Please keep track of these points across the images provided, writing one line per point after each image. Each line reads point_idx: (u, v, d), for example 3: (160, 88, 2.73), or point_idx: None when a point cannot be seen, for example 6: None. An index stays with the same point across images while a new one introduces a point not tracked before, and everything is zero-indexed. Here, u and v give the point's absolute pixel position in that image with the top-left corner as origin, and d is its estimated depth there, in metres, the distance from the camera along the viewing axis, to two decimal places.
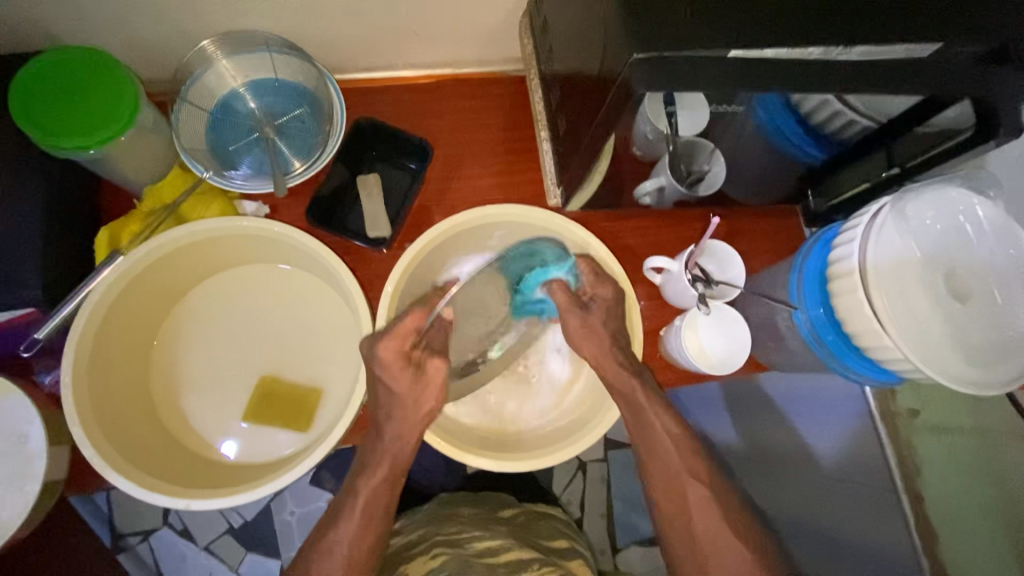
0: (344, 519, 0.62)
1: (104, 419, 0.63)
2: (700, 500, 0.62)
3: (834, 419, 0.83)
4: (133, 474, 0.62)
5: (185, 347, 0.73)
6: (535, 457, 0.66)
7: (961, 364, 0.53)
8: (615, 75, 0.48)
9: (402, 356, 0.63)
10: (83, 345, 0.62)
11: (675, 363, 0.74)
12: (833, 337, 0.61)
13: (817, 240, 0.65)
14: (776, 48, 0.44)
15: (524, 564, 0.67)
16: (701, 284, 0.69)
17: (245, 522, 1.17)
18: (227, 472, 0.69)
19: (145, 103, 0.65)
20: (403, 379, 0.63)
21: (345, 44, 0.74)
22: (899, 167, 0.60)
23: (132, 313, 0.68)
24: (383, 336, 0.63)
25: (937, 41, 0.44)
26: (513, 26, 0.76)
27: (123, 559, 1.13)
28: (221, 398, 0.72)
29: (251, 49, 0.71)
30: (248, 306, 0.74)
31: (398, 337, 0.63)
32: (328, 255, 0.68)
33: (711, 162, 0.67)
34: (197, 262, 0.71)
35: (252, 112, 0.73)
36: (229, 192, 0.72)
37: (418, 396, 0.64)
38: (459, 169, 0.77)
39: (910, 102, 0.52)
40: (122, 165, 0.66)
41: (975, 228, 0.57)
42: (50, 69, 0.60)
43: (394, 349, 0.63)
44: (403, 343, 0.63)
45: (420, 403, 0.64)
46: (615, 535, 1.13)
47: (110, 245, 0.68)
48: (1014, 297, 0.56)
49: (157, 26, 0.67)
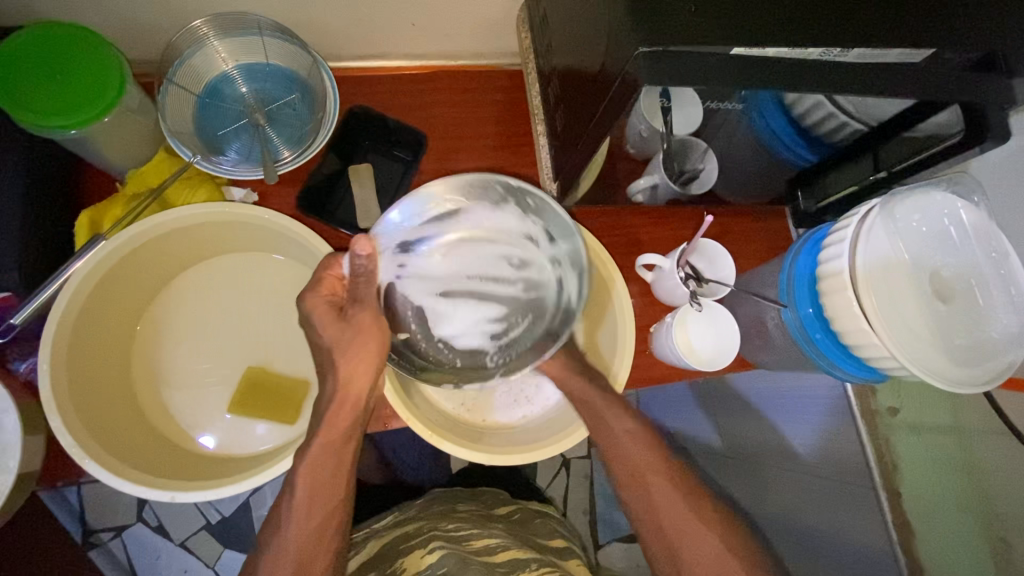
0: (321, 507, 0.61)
1: (82, 407, 0.61)
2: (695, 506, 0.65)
3: (798, 415, 0.90)
4: (109, 463, 0.60)
5: (169, 336, 0.71)
6: (569, 437, 0.67)
7: (946, 364, 0.55)
8: (618, 69, 0.48)
9: (330, 305, 0.60)
10: (62, 333, 0.60)
11: (663, 360, 0.74)
12: (821, 336, 0.62)
13: (807, 240, 0.66)
14: (778, 46, 0.44)
15: (520, 564, 0.68)
16: (692, 281, 0.70)
17: (223, 517, 1.15)
18: (209, 465, 0.67)
19: (132, 84, 0.63)
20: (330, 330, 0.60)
21: (341, 30, 0.73)
22: (885, 171, 0.61)
23: (112, 299, 0.66)
24: (307, 291, 0.60)
25: (932, 47, 0.46)
26: (512, 19, 0.76)
27: (94, 555, 1.10)
28: (207, 389, 0.70)
29: (242, 32, 0.68)
30: (237, 295, 0.72)
31: (322, 287, 0.61)
32: (316, 241, 0.67)
33: (704, 161, 0.68)
34: (180, 249, 0.69)
35: (242, 97, 0.71)
36: (217, 177, 0.70)
37: (348, 344, 0.60)
38: (452, 161, 0.76)
39: (899, 107, 0.52)
40: (105, 147, 0.64)
41: (959, 230, 0.59)
42: (30, 45, 0.58)
43: (319, 299, 0.60)
44: (328, 292, 0.61)
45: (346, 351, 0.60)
46: (598, 531, 1.17)
47: (91, 229, 0.66)
48: (993, 299, 0.58)
49: (146, 6, 0.65)
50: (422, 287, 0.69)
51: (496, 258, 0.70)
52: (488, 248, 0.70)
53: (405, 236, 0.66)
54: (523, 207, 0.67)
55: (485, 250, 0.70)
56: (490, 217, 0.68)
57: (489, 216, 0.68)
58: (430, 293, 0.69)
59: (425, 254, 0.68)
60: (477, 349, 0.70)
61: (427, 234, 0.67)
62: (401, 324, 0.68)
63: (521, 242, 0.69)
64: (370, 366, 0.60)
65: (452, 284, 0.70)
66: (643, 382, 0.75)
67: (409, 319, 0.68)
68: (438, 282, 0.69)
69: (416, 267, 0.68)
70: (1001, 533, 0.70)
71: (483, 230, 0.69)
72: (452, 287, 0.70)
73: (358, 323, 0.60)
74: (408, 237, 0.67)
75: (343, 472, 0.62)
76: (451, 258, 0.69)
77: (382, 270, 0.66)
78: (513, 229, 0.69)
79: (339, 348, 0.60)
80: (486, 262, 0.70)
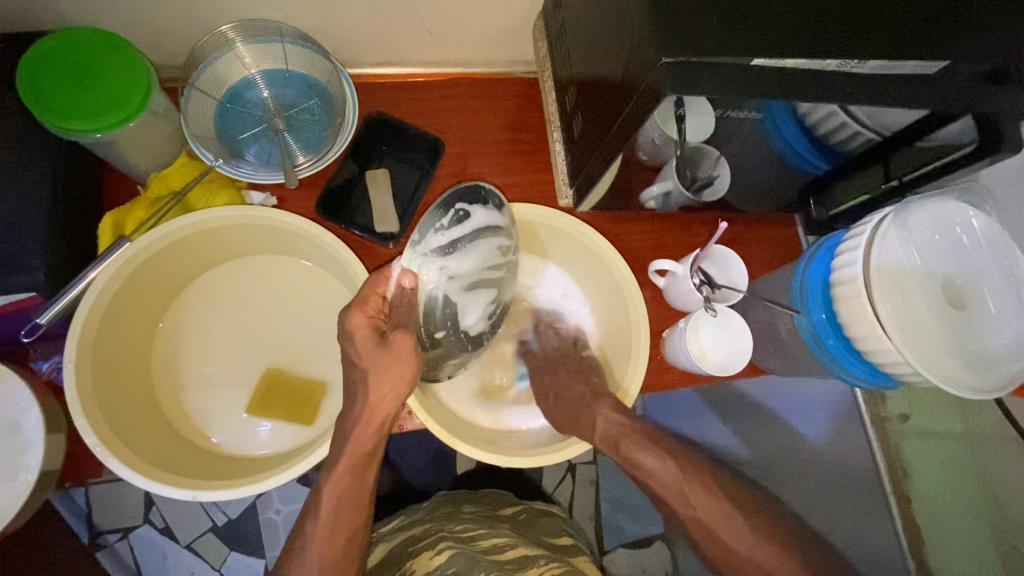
0: (350, 516, 0.63)
1: (105, 407, 0.62)
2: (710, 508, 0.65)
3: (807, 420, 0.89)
4: (133, 461, 0.60)
5: (187, 338, 0.72)
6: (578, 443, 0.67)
7: (958, 371, 0.56)
8: (640, 78, 0.49)
9: (370, 326, 0.61)
10: (87, 333, 0.61)
11: (675, 366, 0.75)
12: (835, 341, 0.63)
13: (820, 247, 0.66)
14: (796, 58, 0.46)
15: (528, 561, 0.68)
16: (706, 287, 0.71)
17: (229, 520, 1.15)
18: (226, 464, 0.68)
19: (158, 89, 0.64)
20: (366, 353, 0.61)
21: (360, 37, 0.74)
22: (897, 180, 0.62)
23: (134, 300, 0.66)
24: (350, 307, 0.61)
25: (944, 59, 0.47)
26: (528, 28, 0.78)
27: (100, 557, 1.10)
28: (223, 389, 0.71)
29: (265, 39, 0.70)
30: (255, 298, 0.73)
31: (367, 306, 0.61)
32: (333, 244, 0.68)
33: (717, 168, 0.69)
34: (201, 251, 0.70)
35: (263, 102, 0.72)
36: (237, 181, 0.71)
37: (381, 367, 0.60)
38: (469, 166, 0.77)
39: (914, 117, 0.53)
40: (130, 150, 0.65)
41: (970, 239, 0.60)
42: (61, 51, 0.59)
43: (361, 317, 0.60)
44: (370, 313, 0.61)
45: (379, 376, 0.60)
46: (603, 536, 1.17)
47: (114, 232, 0.67)
48: (1005, 307, 0.59)
49: (173, 13, 0.67)
50: (452, 286, 0.65)
51: (495, 251, 0.68)
52: (490, 241, 0.67)
53: (432, 237, 0.63)
54: (496, 201, 0.67)
55: (486, 243, 0.67)
56: (487, 212, 0.66)
57: (491, 211, 0.67)
58: (460, 286, 0.66)
59: (454, 252, 0.64)
60: (478, 330, 0.70)
61: (448, 235, 0.64)
62: (435, 324, 0.67)
63: (505, 234, 0.68)
64: (402, 380, 0.61)
65: (475, 278, 0.67)
66: (655, 385, 0.76)
67: (443, 318, 0.66)
68: (466, 278, 0.66)
69: (447, 268, 0.64)
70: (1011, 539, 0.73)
71: (479, 227, 0.66)
72: (475, 282, 0.67)
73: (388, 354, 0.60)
74: (439, 242, 0.63)
75: (360, 475, 0.63)
76: (468, 254, 0.65)
77: (419, 278, 0.63)
78: (495, 222, 0.67)
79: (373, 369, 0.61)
80: (490, 255, 0.67)
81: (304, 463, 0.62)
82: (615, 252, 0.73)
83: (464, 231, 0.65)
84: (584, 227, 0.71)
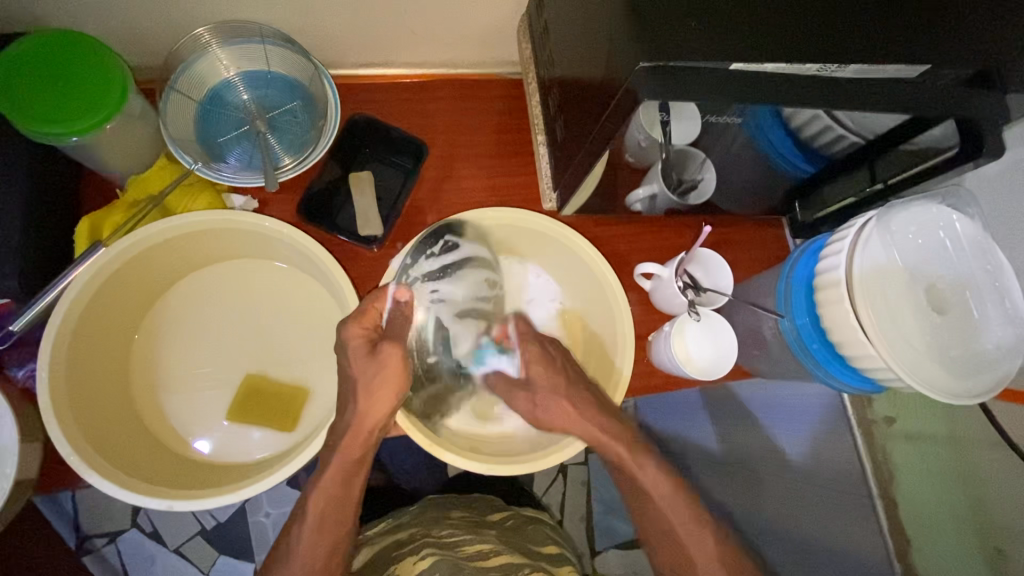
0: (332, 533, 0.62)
1: (80, 415, 0.61)
2: (694, 513, 0.65)
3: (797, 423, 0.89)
4: (108, 471, 0.59)
5: (167, 343, 0.71)
6: (562, 451, 0.66)
7: (940, 375, 0.56)
8: (620, 81, 0.48)
9: (365, 339, 0.63)
10: (61, 339, 0.60)
11: (661, 370, 0.74)
12: (818, 346, 0.63)
13: (805, 251, 0.66)
14: (776, 63, 0.45)
15: (513, 569, 0.68)
16: (690, 291, 0.71)
17: (218, 523, 1.14)
18: (205, 471, 0.67)
19: (134, 91, 0.63)
20: (358, 364, 0.62)
21: (342, 36, 0.73)
22: (882, 183, 0.61)
23: (111, 306, 0.66)
24: (350, 318, 0.63)
25: (927, 63, 0.46)
26: (513, 30, 0.77)
27: (87, 561, 1.09)
28: (203, 396, 0.70)
29: (245, 40, 0.69)
30: (235, 303, 0.72)
31: (363, 319, 0.64)
32: (316, 248, 0.67)
33: (702, 172, 0.68)
34: (180, 257, 0.69)
35: (244, 104, 0.71)
36: (218, 184, 0.70)
37: (372, 378, 0.62)
38: (453, 169, 0.76)
39: (897, 121, 0.52)
40: (106, 153, 0.64)
41: (954, 243, 0.60)
42: (32, 53, 0.58)
43: (357, 329, 0.63)
44: (366, 326, 0.64)
45: (372, 386, 0.62)
46: (594, 538, 1.16)
47: (91, 236, 0.66)
48: (988, 311, 0.59)
49: (150, 14, 0.66)
50: (444, 311, 0.70)
51: (481, 285, 0.72)
52: (479, 271, 0.72)
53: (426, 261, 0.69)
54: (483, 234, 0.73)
55: (474, 275, 0.71)
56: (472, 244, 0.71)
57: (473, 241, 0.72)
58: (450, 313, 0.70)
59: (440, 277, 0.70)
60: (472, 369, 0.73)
61: (439, 262, 0.70)
62: (428, 350, 0.71)
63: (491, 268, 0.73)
64: (392, 392, 0.63)
65: (464, 306, 0.71)
66: (642, 390, 0.75)
67: (434, 343, 0.71)
68: (456, 306, 0.70)
69: (439, 292, 0.70)
70: (997, 544, 0.70)
71: (468, 258, 0.71)
72: (466, 311, 0.71)
73: (379, 369, 0.62)
74: (431, 267, 0.69)
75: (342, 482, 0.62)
76: (457, 282, 0.70)
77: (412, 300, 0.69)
78: (482, 255, 0.72)
79: (363, 380, 0.62)
80: (477, 287, 0.71)
81: (283, 471, 0.61)
82: (601, 255, 0.72)
83: (453, 261, 0.70)
84: (567, 230, 0.72)
